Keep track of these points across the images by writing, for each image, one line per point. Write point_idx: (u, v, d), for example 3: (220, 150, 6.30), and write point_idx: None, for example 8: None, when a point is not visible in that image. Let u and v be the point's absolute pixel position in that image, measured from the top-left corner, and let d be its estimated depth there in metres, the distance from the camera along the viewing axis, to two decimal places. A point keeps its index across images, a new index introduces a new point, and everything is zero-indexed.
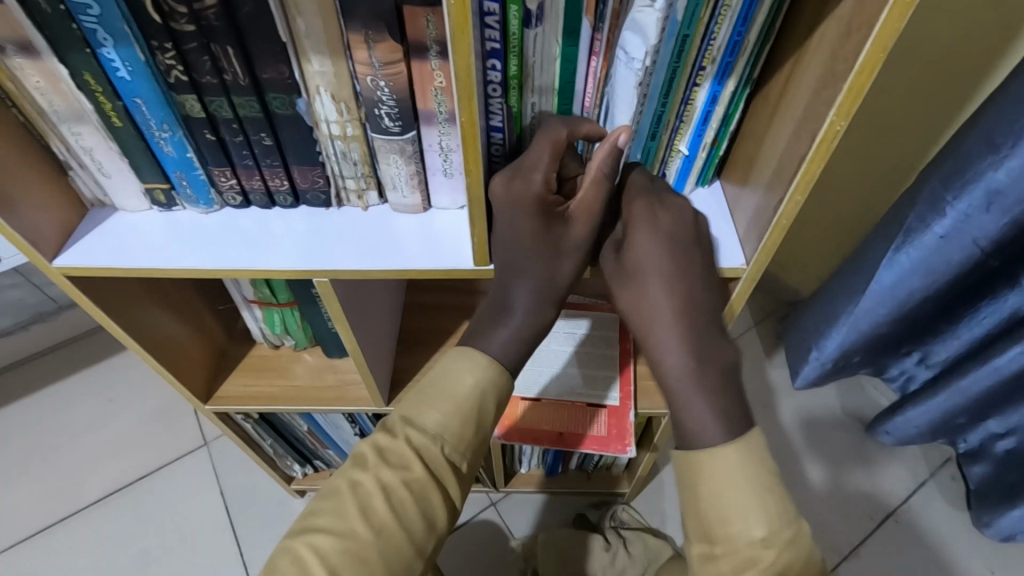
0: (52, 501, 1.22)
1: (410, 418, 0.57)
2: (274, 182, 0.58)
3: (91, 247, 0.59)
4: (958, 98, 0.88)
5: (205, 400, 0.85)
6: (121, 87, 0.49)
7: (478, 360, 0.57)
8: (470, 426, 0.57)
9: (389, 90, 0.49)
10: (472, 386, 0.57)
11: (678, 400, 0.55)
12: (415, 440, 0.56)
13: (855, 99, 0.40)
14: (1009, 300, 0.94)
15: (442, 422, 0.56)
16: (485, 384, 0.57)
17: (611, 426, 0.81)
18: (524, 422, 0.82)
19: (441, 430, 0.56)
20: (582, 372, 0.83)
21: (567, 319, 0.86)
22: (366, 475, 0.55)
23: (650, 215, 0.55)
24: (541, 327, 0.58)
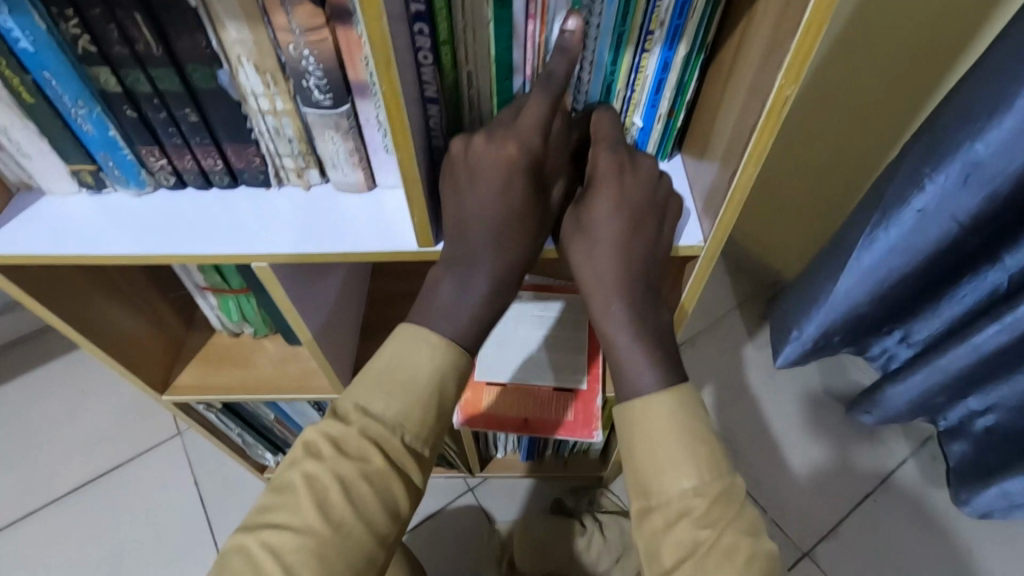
0: (25, 493, 1.20)
1: (367, 405, 0.53)
2: (207, 161, 0.55)
3: (17, 233, 0.56)
4: (939, 74, 0.85)
5: (162, 390, 0.83)
6: (26, 59, 0.46)
7: (435, 343, 0.53)
8: (431, 412, 0.54)
9: (315, 59, 0.45)
10: (430, 371, 0.53)
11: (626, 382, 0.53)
12: (371, 429, 0.52)
13: (802, 64, 0.38)
14: (989, 277, 0.92)
15: (402, 410, 0.53)
16: (444, 367, 0.53)
17: (575, 417, 0.79)
18: (491, 407, 0.80)
19: (398, 415, 0.53)
20: (550, 356, 0.80)
21: (540, 303, 0.82)
22: (322, 467, 0.51)
23: (617, 177, 0.51)
24: (493, 311, 0.55)
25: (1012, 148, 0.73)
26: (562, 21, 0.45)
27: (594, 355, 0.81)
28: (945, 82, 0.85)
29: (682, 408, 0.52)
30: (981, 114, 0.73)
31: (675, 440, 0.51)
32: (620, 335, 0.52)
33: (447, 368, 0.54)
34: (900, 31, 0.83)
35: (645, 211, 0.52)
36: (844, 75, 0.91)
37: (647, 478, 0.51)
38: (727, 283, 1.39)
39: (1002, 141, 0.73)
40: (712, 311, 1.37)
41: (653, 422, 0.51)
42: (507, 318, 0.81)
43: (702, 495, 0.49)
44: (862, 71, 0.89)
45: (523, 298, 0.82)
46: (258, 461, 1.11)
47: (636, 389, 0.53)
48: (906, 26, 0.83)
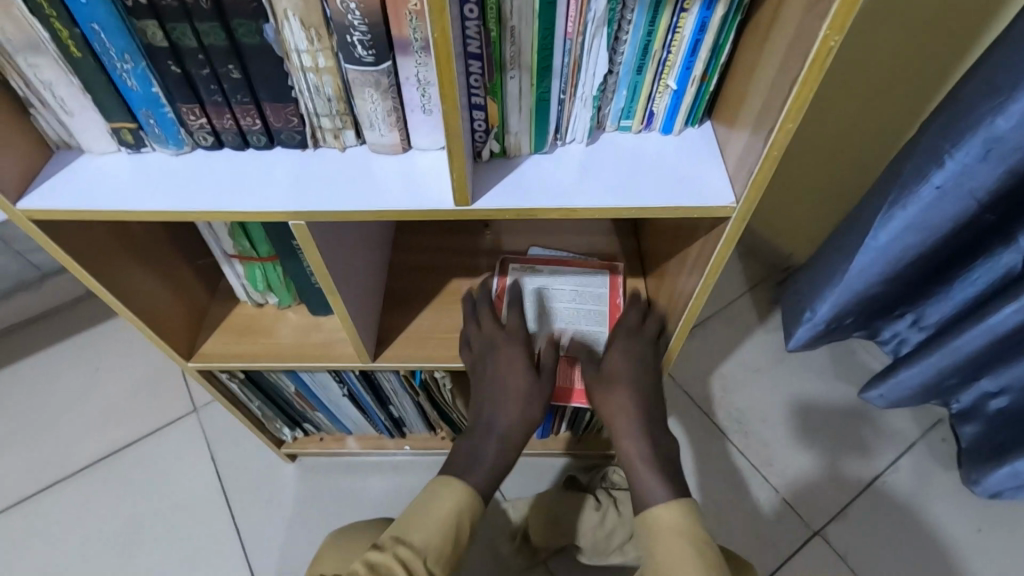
0: (42, 465, 1.21)
1: (399, 535, 0.65)
2: (245, 121, 0.56)
3: (57, 189, 0.57)
4: (956, 51, 0.86)
5: (188, 358, 0.84)
6: (76, 11, 0.46)
7: (455, 488, 0.70)
8: (448, 543, 0.66)
9: (360, 13, 0.46)
10: (450, 509, 0.68)
11: None
12: (403, 553, 0.62)
13: (849, 12, 0.38)
14: (1004, 258, 0.94)
15: (427, 539, 0.64)
16: (461, 505, 0.69)
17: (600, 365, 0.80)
18: None
19: (421, 539, 0.64)
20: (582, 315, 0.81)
21: (552, 270, 0.84)
22: None
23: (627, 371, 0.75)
24: None
25: None
26: None
27: (610, 301, 0.82)
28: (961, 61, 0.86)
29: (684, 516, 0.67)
30: (1003, 87, 0.74)
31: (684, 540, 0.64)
32: (643, 457, 0.72)
33: None
34: (920, 6, 0.84)
35: (646, 367, 0.76)
36: (864, 53, 0.93)
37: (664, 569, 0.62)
38: (738, 268, 1.40)
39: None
40: (723, 295, 1.38)
41: (661, 521, 0.67)
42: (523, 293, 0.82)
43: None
44: (882, 48, 0.90)
45: (531, 271, 0.83)
46: (275, 435, 1.12)
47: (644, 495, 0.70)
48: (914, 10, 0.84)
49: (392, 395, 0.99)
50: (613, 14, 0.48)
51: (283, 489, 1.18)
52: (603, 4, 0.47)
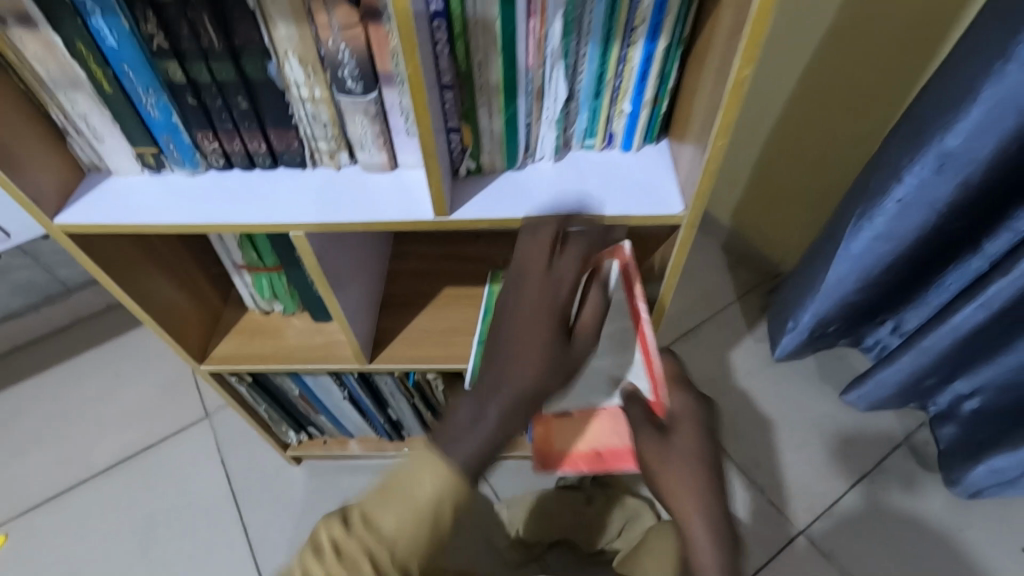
0: (63, 469, 1.28)
1: (371, 516, 0.50)
2: (252, 145, 0.64)
3: (88, 206, 0.65)
4: (923, 60, 0.92)
5: (201, 360, 0.91)
6: (109, 54, 0.55)
7: (440, 469, 0.51)
8: (426, 531, 0.49)
9: (349, 52, 0.54)
10: (430, 493, 0.49)
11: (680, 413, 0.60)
12: (368, 541, 0.48)
13: (755, 47, 0.45)
14: (972, 264, 0.99)
15: (399, 528, 0.49)
16: (444, 490, 0.50)
17: (653, 379, 0.64)
18: (563, 445, 0.74)
19: (394, 533, 0.49)
20: (610, 335, 0.71)
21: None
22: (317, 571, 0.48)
23: (692, 422, 0.59)
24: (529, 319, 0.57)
25: (982, 135, 0.79)
26: (559, 17, 0.52)
27: (625, 297, 0.65)
28: (921, 72, 0.93)
29: None
30: (949, 104, 0.79)
31: None
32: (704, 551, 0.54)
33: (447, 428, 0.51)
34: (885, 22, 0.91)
35: (707, 432, 0.59)
36: (830, 67, 1.00)
37: None
38: (728, 277, 1.45)
39: (970, 131, 0.78)
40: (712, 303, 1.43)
41: None
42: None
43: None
44: (850, 63, 0.97)
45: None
46: (281, 437, 1.19)
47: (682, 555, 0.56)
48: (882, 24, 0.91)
49: (390, 397, 1.06)
50: (569, 48, 0.55)
51: (289, 490, 1.25)
52: (558, 40, 0.54)
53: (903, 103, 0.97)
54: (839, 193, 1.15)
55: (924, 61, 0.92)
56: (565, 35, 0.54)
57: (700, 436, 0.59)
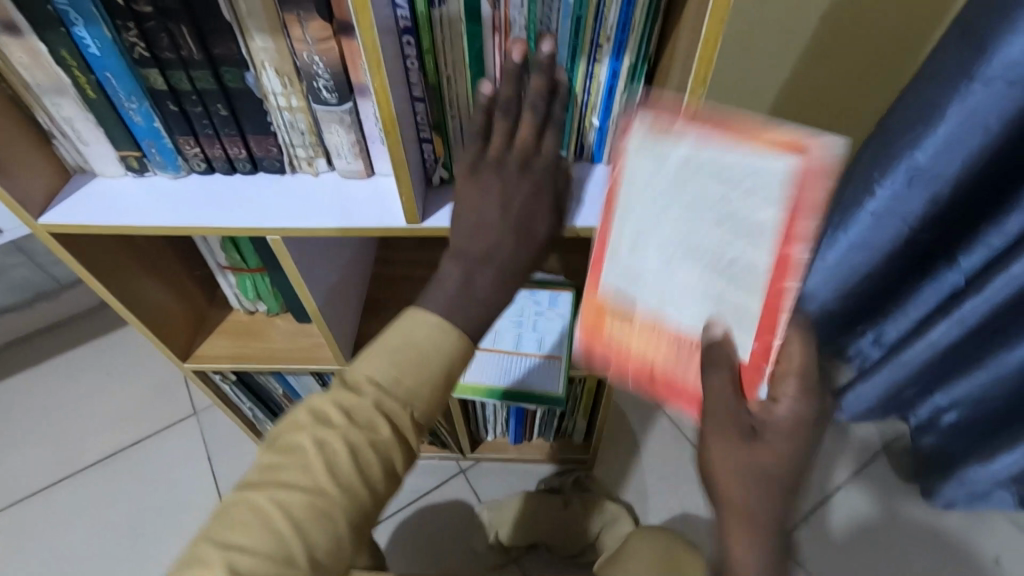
0: (51, 462, 1.30)
1: (378, 378, 0.48)
2: (233, 150, 0.65)
3: (73, 206, 0.67)
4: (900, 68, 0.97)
5: (184, 358, 0.92)
6: (93, 62, 0.56)
7: (442, 321, 0.50)
8: (439, 393, 0.50)
9: (323, 64, 0.55)
10: (435, 353, 0.49)
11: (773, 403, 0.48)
12: (378, 399, 0.48)
13: (707, 68, 0.50)
14: (948, 278, 0.99)
15: (409, 384, 0.49)
16: (451, 352, 0.50)
17: (762, 350, 0.48)
18: (620, 339, 0.55)
19: (408, 387, 0.49)
20: (723, 248, 0.47)
21: (684, 154, 0.46)
22: (333, 434, 0.47)
23: (792, 421, 0.47)
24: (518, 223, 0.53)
25: (949, 150, 0.80)
26: (523, 35, 0.53)
27: (787, 219, 0.44)
28: (904, 68, 0.96)
29: None
30: (920, 121, 0.80)
31: None
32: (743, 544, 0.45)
33: (451, 354, 0.50)
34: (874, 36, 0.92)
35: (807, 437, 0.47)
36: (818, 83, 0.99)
37: None
38: None
39: (938, 147, 0.80)
40: None
41: None
42: (634, 182, 0.49)
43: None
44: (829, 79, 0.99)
45: (658, 144, 0.46)
46: (266, 436, 1.20)
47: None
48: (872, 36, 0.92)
49: None
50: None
51: None
52: None
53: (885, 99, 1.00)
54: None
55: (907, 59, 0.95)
56: None
57: (796, 443, 0.46)
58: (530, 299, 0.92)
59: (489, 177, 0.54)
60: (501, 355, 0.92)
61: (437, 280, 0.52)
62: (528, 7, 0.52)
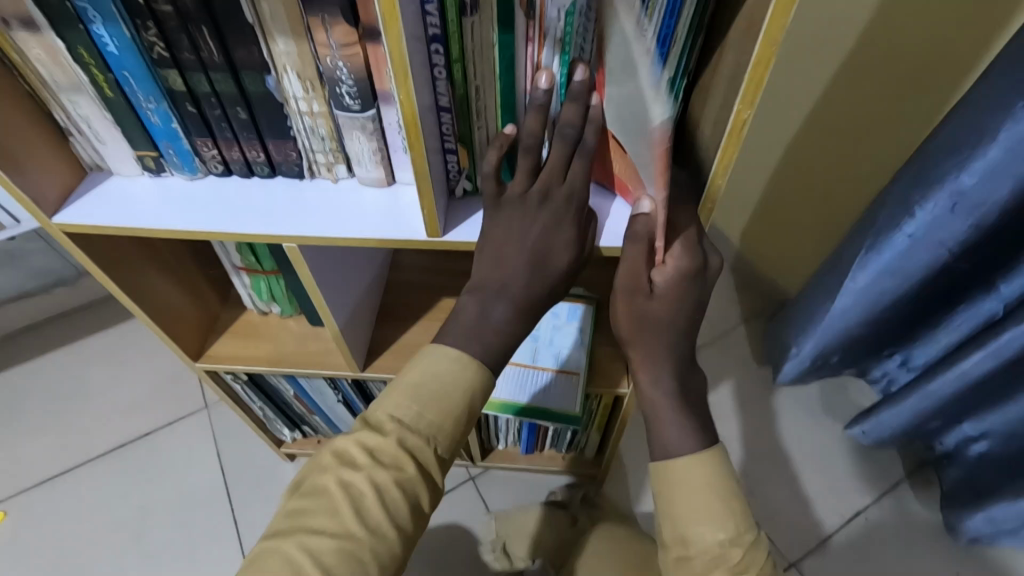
0: (63, 451, 1.30)
1: (401, 417, 0.55)
2: (251, 153, 0.63)
3: (88, 206, 0.65)
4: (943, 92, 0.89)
5: (196, 358, 0.91)
6: (111, 60, 0.55)
7: (455, 356, 0.57)
8: (458, 426, 0.57)
9: (347, 70, 0.53)
10: (458, 391, 0.56)
11: (676, 265, 0.56)
12: (405, 439, 0.54)
13: (756, 90, 0.43)
14: (984, 306, 0.94)
15: (434, 423, 0.55)
16: (472, 389, 0.57)
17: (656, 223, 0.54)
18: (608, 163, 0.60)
19: (432, 425, 0.55)
20: (635, 129, 0.49)
21: (629, 31, 0.45)
22: (358, 475, 0.53)
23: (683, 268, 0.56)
24: (537, 259, 0.57)
25: (996, 175, 0.76)
26: (555, 47, 0.50)
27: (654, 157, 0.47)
28: (952, 91, 0.88)
29: (716, 465, 0.59)
30: (966, 144, 0.76)
31: (708, 495, 0.58)
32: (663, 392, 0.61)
33: (474, 387, 0.57)
34: (907, 55, 0.86)
35: (695, 287, 0.57)
36: (851, 100, 0.95)
37: (687, 529, 0.57)
38: (735, 298, 1.42)
39: (986, 170, 0.76)
40: (716, 325, 1.40)
41: (671, 479, 0.59)
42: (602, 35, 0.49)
43: (737, 545, 0.57)
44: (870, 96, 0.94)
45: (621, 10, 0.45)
46: (275, 435, 1.20)
47: (661, 438, 0.61)
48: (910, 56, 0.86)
49: None
50: (566, 76, 0.53)
51: (280, 487, 1.25)
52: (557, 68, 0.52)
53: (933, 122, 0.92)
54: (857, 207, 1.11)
55: (954, 80, 0.87)
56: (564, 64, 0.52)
57: (685, 290, 0.57)
58: (551, 316, 0.89)
59: (507, 215, 0.57)
60: (519, 369, 0.90)
61: (457, 313, 0.60)
62: (564, 19, 0.47)
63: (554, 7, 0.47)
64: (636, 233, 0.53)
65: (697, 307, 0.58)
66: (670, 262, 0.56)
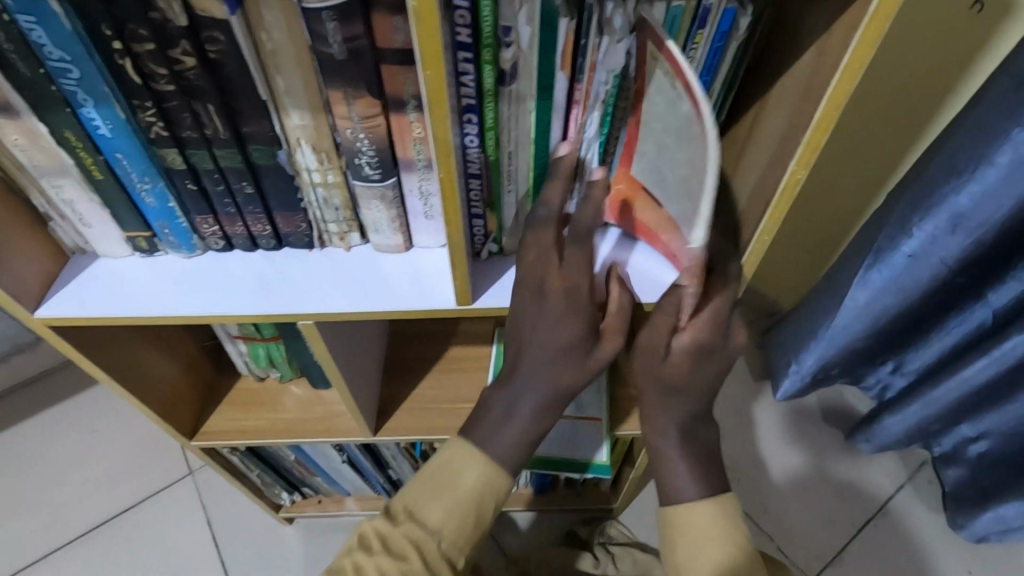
0: (33, 537, 1.19)
1: (412, 508, 0.57)
2: (256, 227, 0.59)
3: (74, 294, 0.59)
4: (935, 108, 0.88)
5: (192, 436, 0.85)
6: (101, 143, 0.50)
7: (477, 458, 0.57)
8: (468, 522, 0.57)
9: (368, 141, 0.50)
10: (471, 482, 0.57)
11: (698, 329, 0.52)
12: (412, 532, 0.55)
13: (814, 151, 0.43)
14: (975, 313, 0.96)
15: (443, 517, 0.56)
16: (487, 481, 0.57)
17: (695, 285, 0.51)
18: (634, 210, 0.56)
19: (441, 516, 0.56)
20: (686, 203, 0.47)
21: (688, 110, 0.43)
22: (369, 559, 0.55)
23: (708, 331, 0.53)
24: (553, 349, 0.54)
25: (993, 197, 0.78)
26: (598, 109, 0.49)
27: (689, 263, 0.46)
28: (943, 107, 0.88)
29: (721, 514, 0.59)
30: (964, 168, 0.78)
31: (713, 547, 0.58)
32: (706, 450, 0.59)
33: (489, 479, 0.57)
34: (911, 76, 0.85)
35: (716, 347, 0.54)
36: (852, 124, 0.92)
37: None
38: None
39: (981, 193, 0.78)
40: None
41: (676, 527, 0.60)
42: (652, 98, 0.47)
43: None
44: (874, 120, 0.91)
45: (678, 88, 0.42)
46: (274, 499, 1.13)
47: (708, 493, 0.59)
48: (907, 76, 0.85)
49: (391, 460, 1.00)
50: (607, 132, 0.52)
51: (281, 552, 1.18)
52: (596, 128, 0.51)
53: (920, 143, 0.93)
54: (854, 225, 1.11)
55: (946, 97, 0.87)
56: (603, 122, 0.51)
57: (705, 354, 0.54)
58: None
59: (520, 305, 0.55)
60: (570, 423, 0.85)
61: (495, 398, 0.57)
62: (612, 81, 0.47)
63: (603, 71, 0.46)
64: (665, 306, 0.52)
65: (716, 375, 0.56)
66: (692, 330, 0.53)
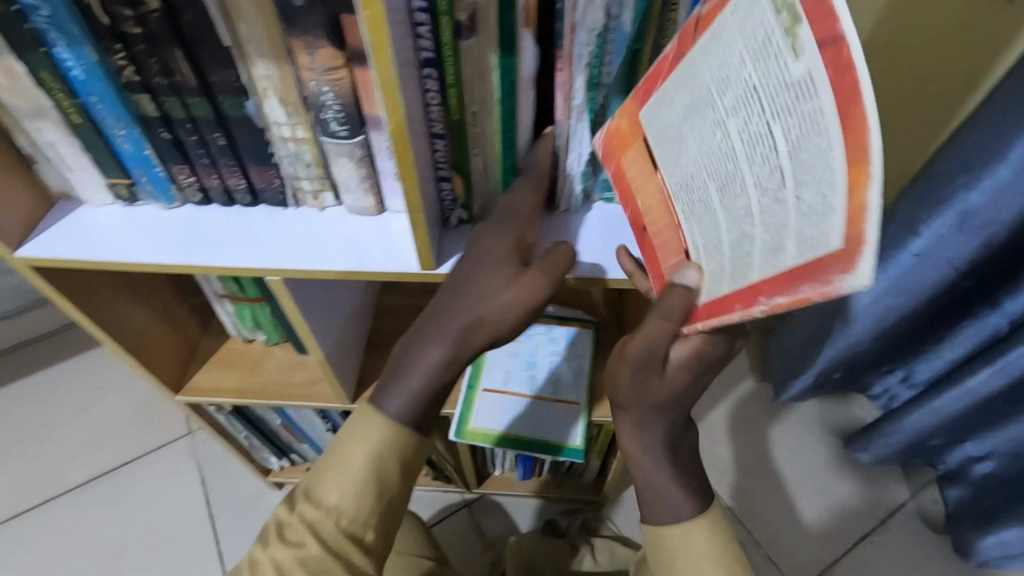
0: (38, 482, 1.24)
1: (312, 494, 0.54)
2: (231, 181, 0.59)
3: (56, 237, 0.61)
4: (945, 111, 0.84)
5: (176, 391, 0.87)
6: (76, 86, 0.51)
7: (370, 427, 0.54)
8: (369, 497, 0.53)
9: (333, 95, 0.50)
10: (364, 457, 0.53)
11: (700, 343, 0.47)
12: (308, 516, 0.53)
13: None
14: (989, 320, 0.91)
15: (339, 498, 0.53)
16: (380, 450, 0.54)
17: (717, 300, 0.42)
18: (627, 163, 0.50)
19: (337, 499, 0.53)
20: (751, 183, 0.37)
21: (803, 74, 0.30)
22: (265, 553, 0.53)
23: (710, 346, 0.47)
24: (457, 278, 0.53)
25: (1007, 196, 0.73)
26: (583, 73, 0.48)
27: (785, 285, 0.34)
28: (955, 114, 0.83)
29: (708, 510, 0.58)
30: (975, 164, 0.73)
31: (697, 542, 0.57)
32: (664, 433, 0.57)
33: (386, 446, 0.54)
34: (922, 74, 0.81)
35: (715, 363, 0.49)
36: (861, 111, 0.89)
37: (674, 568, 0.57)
38: None
39: (995, 190, 0.73)
40: None
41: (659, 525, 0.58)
42: (727, 25, 0.36)
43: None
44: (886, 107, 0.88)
45: (806, 48, 0.29)
46: (262, 463, 1.15)
47: None
48: (920, 71, 0.81)
49: None
50: (595, 101, 0.50)
51: (267, 516, 1.20)
52: (583, 94, 0.49)
53: (927, 146, 0.88)
54: None
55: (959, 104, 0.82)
56: (591, 86, 0.49)
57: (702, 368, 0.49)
58: (546, 337, 0.86)
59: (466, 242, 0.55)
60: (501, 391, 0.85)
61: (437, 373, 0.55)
62: (594, 41, 0.45)
63: (584, 31, 0.45)
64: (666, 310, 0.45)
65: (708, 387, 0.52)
66: (693, 339, 0.47)
